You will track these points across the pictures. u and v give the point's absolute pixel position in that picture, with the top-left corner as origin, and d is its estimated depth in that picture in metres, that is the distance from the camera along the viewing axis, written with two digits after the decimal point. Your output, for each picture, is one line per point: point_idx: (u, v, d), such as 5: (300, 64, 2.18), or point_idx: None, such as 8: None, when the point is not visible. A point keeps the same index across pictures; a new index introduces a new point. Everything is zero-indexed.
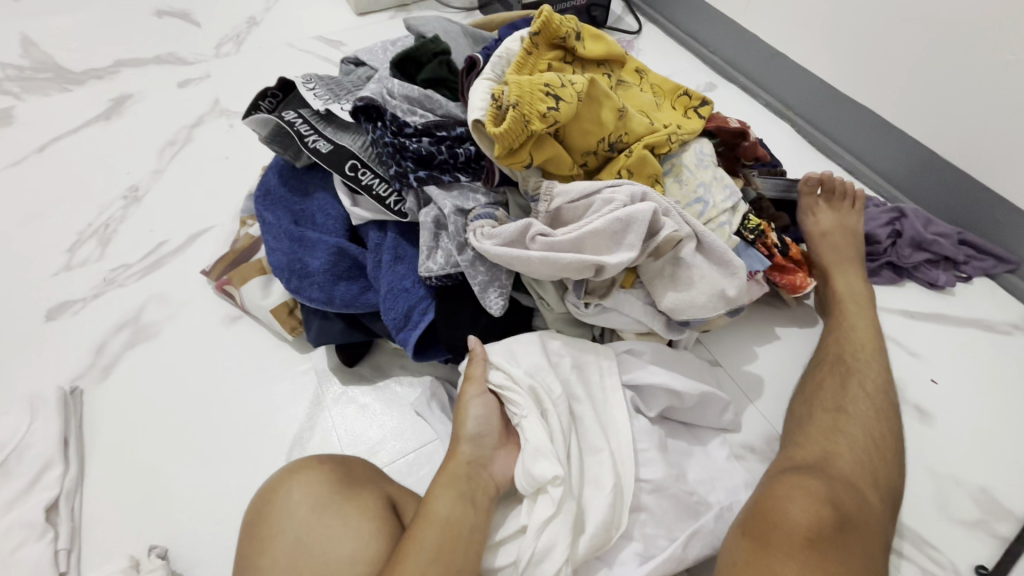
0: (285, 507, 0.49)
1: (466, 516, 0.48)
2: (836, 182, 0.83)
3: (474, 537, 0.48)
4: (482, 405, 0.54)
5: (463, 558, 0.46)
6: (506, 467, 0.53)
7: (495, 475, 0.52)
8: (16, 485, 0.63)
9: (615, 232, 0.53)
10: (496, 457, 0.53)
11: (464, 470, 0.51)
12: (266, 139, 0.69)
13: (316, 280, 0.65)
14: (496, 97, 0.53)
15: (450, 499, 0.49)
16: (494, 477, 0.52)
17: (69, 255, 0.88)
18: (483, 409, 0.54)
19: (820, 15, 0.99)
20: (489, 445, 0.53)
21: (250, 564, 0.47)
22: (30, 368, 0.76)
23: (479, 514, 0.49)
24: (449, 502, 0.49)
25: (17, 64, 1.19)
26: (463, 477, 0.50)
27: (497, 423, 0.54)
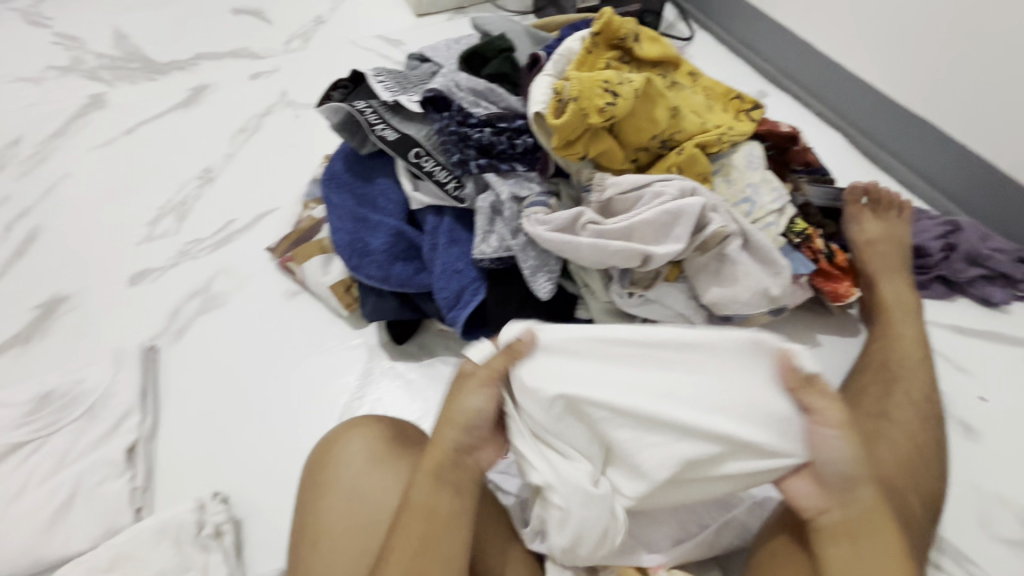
0: (340, 460, 0.54)
1: (447, 504, 0.48)
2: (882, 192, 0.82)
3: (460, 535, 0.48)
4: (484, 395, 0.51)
5: (448, 545, 0.47)
6: (490, 456, 0.52)
7: (480, 459, 0.51)
8: (103, 426, 0.70)
9: (663, 224, 0.56)
10: (481, 446, 0.51)
11: (450, 457, 0.50)
12: (336, 127, 0.74)
13: (375, 259, 0.69)
14: (558, 91, 0.58)
15: (433, 489, 0.48)
16: (480, 462, 0.51)
17: (150, 229, 0.96)
18: (481, 403, 0.50)
19: (881, 25, 0.98)
20: (479, 434, 0.51)
21: (313, 501, 0.53)
22: (113, 326, 0.83)
23: (463, 501, 0.49)
24: (431, 493, 0.48)
25: (110, 54, 1.31)
26: (451, 472, 0.49)
27: (491, 414, 0.51)
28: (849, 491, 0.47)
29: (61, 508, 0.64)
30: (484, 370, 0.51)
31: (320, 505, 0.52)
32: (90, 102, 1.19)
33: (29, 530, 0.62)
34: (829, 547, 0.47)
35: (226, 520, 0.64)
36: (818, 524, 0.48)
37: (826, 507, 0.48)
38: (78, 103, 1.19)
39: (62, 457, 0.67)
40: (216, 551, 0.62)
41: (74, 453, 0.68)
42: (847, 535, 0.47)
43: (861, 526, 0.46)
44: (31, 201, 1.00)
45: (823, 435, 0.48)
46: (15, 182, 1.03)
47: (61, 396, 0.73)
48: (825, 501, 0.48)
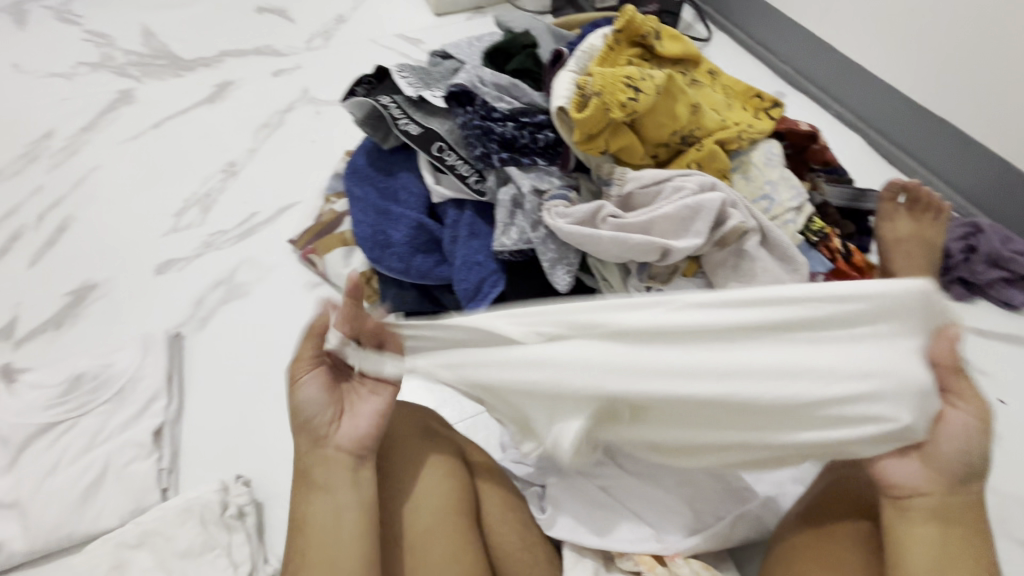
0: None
1: (329, 504, 0.50)
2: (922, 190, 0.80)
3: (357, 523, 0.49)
4: (310, 386, 0.53)
5: (339, 541, 0.49)
6: (349, 429, 0.53)
7: (342, 441, 0.52)
8: (131, 409, 0.73)
9: (683, 219, 0.57)
10: (334, 427, 0.53)
11: (310, 460, 0.52)
12: (360, 121, 0.76)
13: (396, 251, 0.71)
14: (581, 86, 0.59)
15: (316, 499, 0.51)
16: (342, 444, 0.52)
17: (176, 220, 0.99)
18: (313, 390, 0.53)
19: (902, 25, 0.97)
20: (323, 421, 0.52)
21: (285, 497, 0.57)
22: (141, 313, 0.86)
23: (341, 492, 0.50)
24: (316, 504, 0.50)
25: (138, 51, 1.34)
26: (319, 475, 0.51)
27: (327, 394, 0.53)
28: (957, 481, 0.46)
29: (91, 486, 0.66)
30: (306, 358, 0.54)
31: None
32: (119, 97, 1.22)
33: (61, 506, 0.64)
34: (920, 530, 0.47)
35: (248, 502, 0.66)
36: (910, 503, 0.47)
37: (925, 491, 0.47)
38: (108, 98, 1.22)
39: (92, 437, 0.70)
40: (238, 531, 0.64)
41: (103, 434, 0.70)
42: (936, 521, 0.46)
43: (954, 511, 0.46)
44: (62, 191, 1.03)
45: (956, 419, 0.46)
46: (48, 173, 1.07)
47: (91, 379, 0.75)
48: (928, 486, 0.47)
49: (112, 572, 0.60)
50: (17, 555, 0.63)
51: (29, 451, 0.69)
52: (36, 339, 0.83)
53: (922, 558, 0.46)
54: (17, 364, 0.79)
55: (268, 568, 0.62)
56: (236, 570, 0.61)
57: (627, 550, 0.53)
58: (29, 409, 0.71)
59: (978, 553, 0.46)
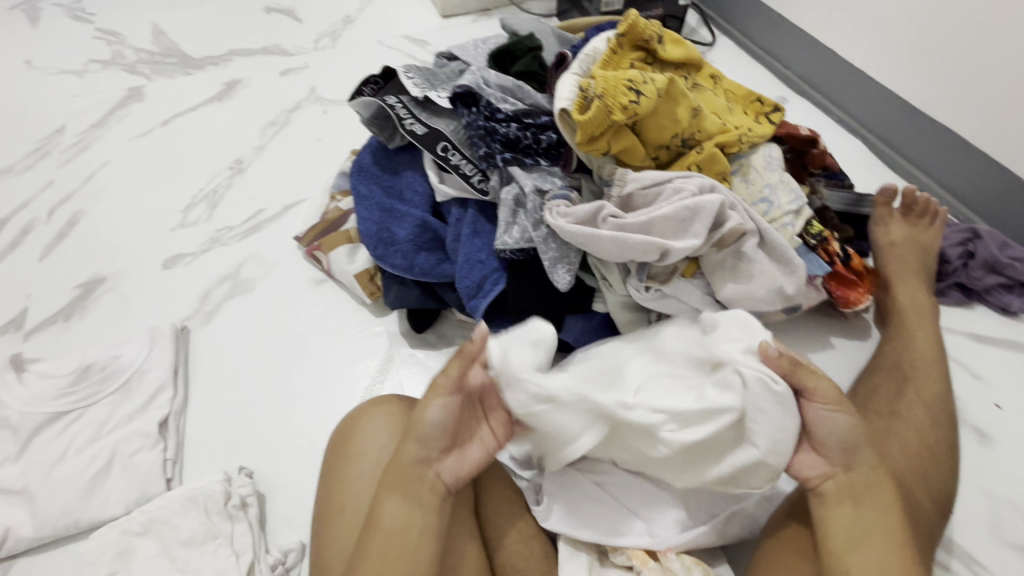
0: (365, 434, 0.57)
1: (410, 521, 0.48)
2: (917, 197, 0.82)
3: (426, 548, 0.48)
4: (440, 408, 0.50)
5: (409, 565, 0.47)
6: (453, 468, 0.51)
7: (444, 472, 0.50)
8: (138, 400, 0.74)
9: (682, 220, 0.58)
10: (444, 458, 0.51)
11: (407, 470, 0.50)
12: (366, 120, 0.77)
13: (401, 249, 0.72)
14: (583, 88, 0.60)
15: (398, 505, 0.48)
16: (440, 476, 0.50)
17: (184, 216, 1.00)
18: (441, 414, 0.50)
19: (903, 32, 0.98)
20: (438, 446, 0.50)
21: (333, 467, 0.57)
22: (149, 306, 0.87)
23: (424, 516, 0.48)
24: (395, 509, 0.48)
25: (149, 49, 1.36)
26: (415, 488, 0.49)
27: (450, 422, 0.51)
28: (850, 457, 0.50)
29: (97, 475, 0.67)
30: (445, 380, 0.51)
31: (340, 483, 0.55)
32: (129, 94, 1.24)
33: (68, 493, 0.66)
34: (835, 512, 0.49)
35: (251, 493, 0.67)
36: (821, 489, 0.50)
37: (830, 474, 0.50)
38: (118, 95, 1.24)
39: (99, 427, 0.71)
40: (241, 521, 0.65)
41: (110, 424, 0.71)
42: (851, 500, 0.49)
43: (864, 490, 0.49)
44: (73, 186, 1.05)
45: (817, 412, 0.51)
46: (59, 168, 1.08)
47: (99, 370, 0.76)
48: (833, 468, 0.50)
49: (118, 558, 0.61)
50: (26, 540, 0.64)
51: (37, 440, 0.70)
52: (45, 331, 0.84)
53: (843, 533, 0.48)
54: (27, 354, 0.81)
55: (269, 557, 0.63)
56: (238, 558, 0.62)
57: (618, 544, 0.54)
58: (37, 399, 0.73)
59: (897, 526, 0.48)
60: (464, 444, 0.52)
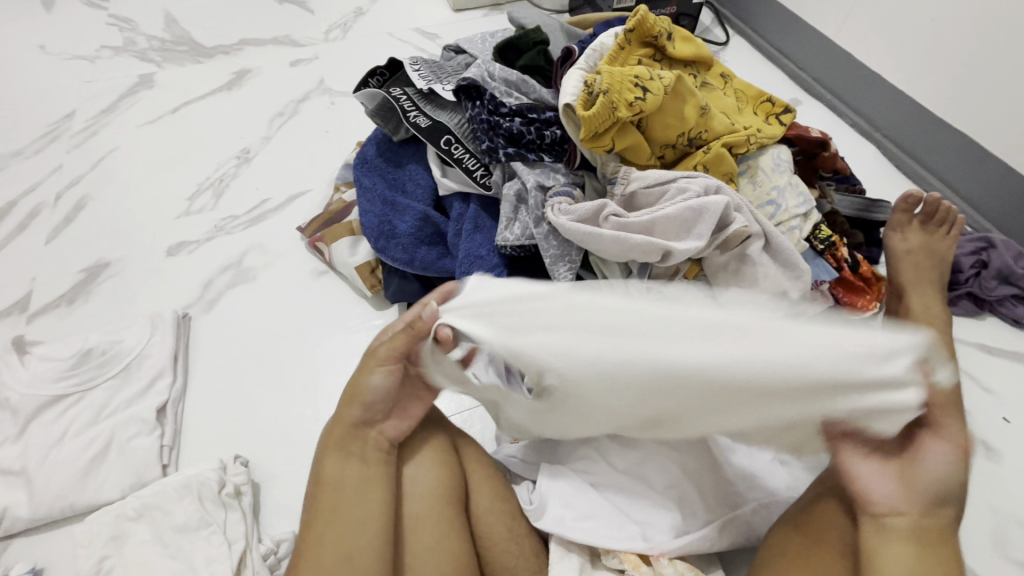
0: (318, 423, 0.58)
1: (356, 471, 0.51)
2: (938, 204, 0.79)
3: (375, 495, 0.51)
4: (381, 375, 0.53)
5: (359, 512, 0.49)
6: (396, 427, 0.55)
7: (387, 430, 0.54)
8: (138, 385, 0.74)
9: (686, 221, 0.57)
10: (388, 418, 0.54)
11: (349, 431, 0.53)
12: (371, 112, 0.77)
13: (401, 242, 0.71)
14: (589, 84, 0.59)
15: (341, 462, 0.51)
16: (385, 435, 0.54)
17: (189, 203, 1.01)
18: (382, 380, 0.53)
19: (921, 35, 0.96)
20: (382, 409, 0.54)
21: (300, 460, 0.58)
22: (152, 292, 0.88)
23: (370, 468, 0.52)
24: (338, 466, 0.51)
25: (161, 37, 1.37)
26: (355, 445, 0.52)
27: (392, 387, 0.54)
28: (935, 503, 0.48)
29: (94, 458, 0.67)
30: (386, 349, 0.54)
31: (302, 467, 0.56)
32: (140, 81, 1.25)
33: (65, 476, 0.66)
34: (897, 539, 0.48)
35: (245, 481, 0.67)
36: (886, 521, 0.49)
37: (901, 510, 0.49)
38: (129, 82, 1.24)
39: (98, 410, 0.71)
40: (234, 509, 0.65)
41: (109, 408, 0.72)
42: (917, 538, 0.47)
43: (933, 531, 0.48)
44: (81, 171, 1.06)
45: (937, 450, 0.50)
46: (67, 153, 1.09)
47: (100, 354, 0.77)
48: (904, 504, 0.49)
49: (111, 542, 0.61)
50: (22, 520, 0.64)
51: (37, 421, 0.70)
52: (49, 313, 0.85)
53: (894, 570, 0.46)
54: (30, 337, 0.82)
55: (261, 547, 0.63)
56: (230, 547, 0.62)
57: (613, 549, 0.53)
58: (38, 381, 0.73)
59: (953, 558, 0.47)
60: (410, 406, 0.56)
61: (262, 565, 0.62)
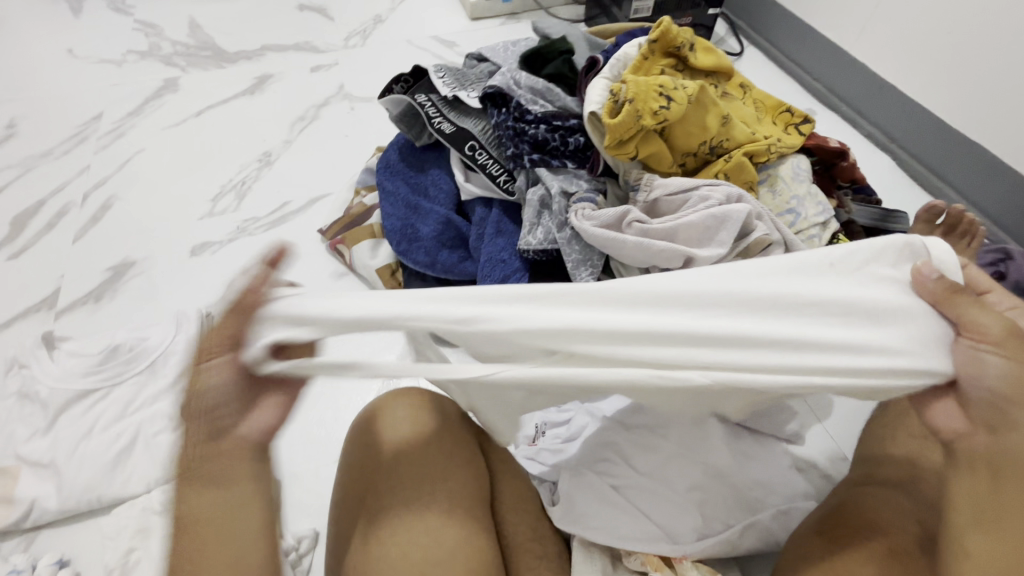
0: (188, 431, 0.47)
1: (217, 502, 0.40)
2: (962, 217, 0.78)
3: (250, 522, 0.40)
4: (220, 369, 0.40)
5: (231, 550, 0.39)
6: (259, 423, 0.41)
7: (243, 434, 0.41)
8: (164, 380, 0.76)
9: (707, 228, 0.58)
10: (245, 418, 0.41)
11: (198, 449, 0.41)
12: (395, 117, 0.79)
13: (424, 245, 0.73)
14: (614, 92, 0.60)
15: (195, 494, 0.41)
16: (243, 437, 0.41)
17: (212, 205, 1.03)
18: (221, 376, 0.40)
19: (939, 47, 0.96)
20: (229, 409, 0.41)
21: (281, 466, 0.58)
22: (176, 291, 0.89)
23: (237, 489, 0.41)
24: (192, 499, 0.40)
25: (184, 42, 1.39)
26: (205, 471, 0.40)
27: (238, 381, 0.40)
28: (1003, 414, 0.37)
29: (122, 451, 0.69)
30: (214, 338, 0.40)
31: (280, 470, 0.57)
32: (165, 85, 1.27)
33: (93, 469, 0.68)
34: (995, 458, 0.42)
35: None
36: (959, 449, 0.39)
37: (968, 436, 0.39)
38: (154, 86, 1.27)
39: (125, 406, 0.73)
40: None
41: (135, 403, 0.73)
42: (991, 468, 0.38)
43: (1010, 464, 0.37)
44: (108, 172, 1.08)
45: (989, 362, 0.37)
46: (95, 154, 1.12)
47: (127, 350, 0.78)
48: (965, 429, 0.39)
49: (138, 534, 0.62)
50: (50, 512, 0.66)
51: (67, 415, 0.72)
52: (77, 310, 0.87)
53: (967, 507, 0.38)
54: (58, 332, 0.83)
55: (285, 542, 0.64)
56: None
57: (634, 549, 0.53)
58: (67, 376, 0.75)
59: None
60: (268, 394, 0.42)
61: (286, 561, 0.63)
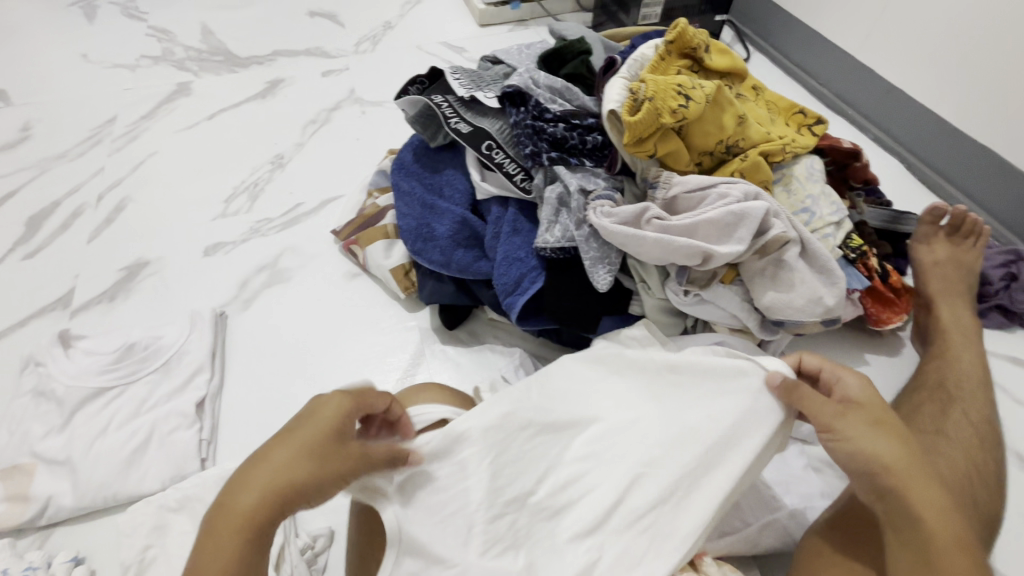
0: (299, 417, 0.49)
1: (307, 471, 0.44)
2: (965, 217, 0.80)
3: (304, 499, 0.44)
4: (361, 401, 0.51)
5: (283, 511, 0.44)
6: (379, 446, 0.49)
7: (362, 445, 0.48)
8: (179, 379, 0.76)
9: (727, 225, 0.58)
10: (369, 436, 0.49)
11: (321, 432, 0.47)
12: (412, 118, 0.80)
13: (439, 244, 0.73)
14: (633, 91, 0.61)
15: (294, 454, 0.45)
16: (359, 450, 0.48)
17: (225, 206, 1.03)
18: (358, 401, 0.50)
19: (945, 51, 0.98)
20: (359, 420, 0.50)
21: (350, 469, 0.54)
22: (190, 291, 0.90)
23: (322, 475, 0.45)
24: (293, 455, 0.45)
25: (197, 47, 1.41)
26: (313, 437, 0.46)
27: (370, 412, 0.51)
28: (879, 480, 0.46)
29: (137, 450, 0.69)
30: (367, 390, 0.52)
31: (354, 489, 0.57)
32: (178, 89, 1.28)
33: (108, 467, 0.67)
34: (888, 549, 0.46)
35: None
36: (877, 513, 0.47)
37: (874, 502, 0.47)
38: (167, 90, 1.28)
39: (139, 404, 0.73)
40: None
41: (149, 401, 0.73)
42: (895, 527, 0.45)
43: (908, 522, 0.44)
44: (122, 174, 1.09)
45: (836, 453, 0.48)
46: (109, 156, 1.12)
47: (142, 349, 0.79)
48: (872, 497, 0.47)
49: (153, 532, 0.62)
50: (66, 510, 0.65)
51: (81, 412, 0.72)
52: (91, 309, 0.87)
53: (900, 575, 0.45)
54: (73, 330, 0.84)
55: (299, 540, 0.64)
56: None
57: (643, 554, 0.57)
58: (82, 374, 0.75)
59: (955, 524, 0.44)
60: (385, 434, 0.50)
61: (300, 559, 0.62)
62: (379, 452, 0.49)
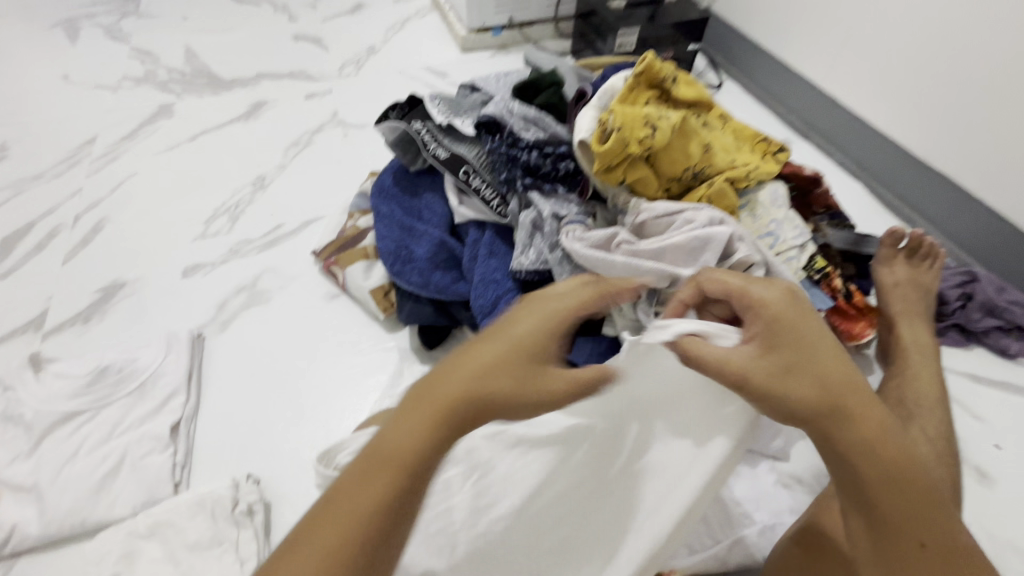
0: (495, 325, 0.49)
1: (498, 383, 0.45)
2: (921, 241, 0.85)
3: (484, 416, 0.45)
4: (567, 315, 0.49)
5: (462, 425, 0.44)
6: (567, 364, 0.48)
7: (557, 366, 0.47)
8: (153, 402, 0.75)
9: (693, 249, 0.60)
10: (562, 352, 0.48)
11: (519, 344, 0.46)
12: (391, 143, 0.82)
13: (417, 266, 0.74)
14: (602, 122, 0.64)
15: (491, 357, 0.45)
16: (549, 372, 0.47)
17: (205, 227, 1.04)
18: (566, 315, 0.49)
19: (904, 81, 1.03)
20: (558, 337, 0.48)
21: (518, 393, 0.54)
22: (167, 313, 0.89)
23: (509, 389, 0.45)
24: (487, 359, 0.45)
25: (181, 69, 1.42)
26: (508, 348, 0.46)
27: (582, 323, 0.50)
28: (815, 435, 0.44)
29: (107, 475, 0.68)
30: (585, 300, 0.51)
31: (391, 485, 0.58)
32: (159, 110, 1.29)
33: (76, 493, 0.66)
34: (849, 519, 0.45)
35: (258, 500, 0.67)
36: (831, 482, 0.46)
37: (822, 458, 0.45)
38: (148, 111, 1.29)
39: (112, 428, 0.72)
40: (248, 530, 0.64)
41: (122, 425, 0.73)
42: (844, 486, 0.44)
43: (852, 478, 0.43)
44: (100, 195, 1.09)
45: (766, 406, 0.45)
46: (88, 177, 1.12)
47: (116, 371, 0.78)
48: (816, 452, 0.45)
49: (122, 560, 0.61)
50: (30, 538, 0.64)
51: (51, 437, 0.71)
52: (65, 332, 0.86)
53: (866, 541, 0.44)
54: (45, 353, 0.83)
55: None
56: (243, 566, 0.62)
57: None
58: (53, 398, 0.74)
59: (891, 456, 0.42)
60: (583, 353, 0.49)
61: None
62: (572, 379, 0.48)
